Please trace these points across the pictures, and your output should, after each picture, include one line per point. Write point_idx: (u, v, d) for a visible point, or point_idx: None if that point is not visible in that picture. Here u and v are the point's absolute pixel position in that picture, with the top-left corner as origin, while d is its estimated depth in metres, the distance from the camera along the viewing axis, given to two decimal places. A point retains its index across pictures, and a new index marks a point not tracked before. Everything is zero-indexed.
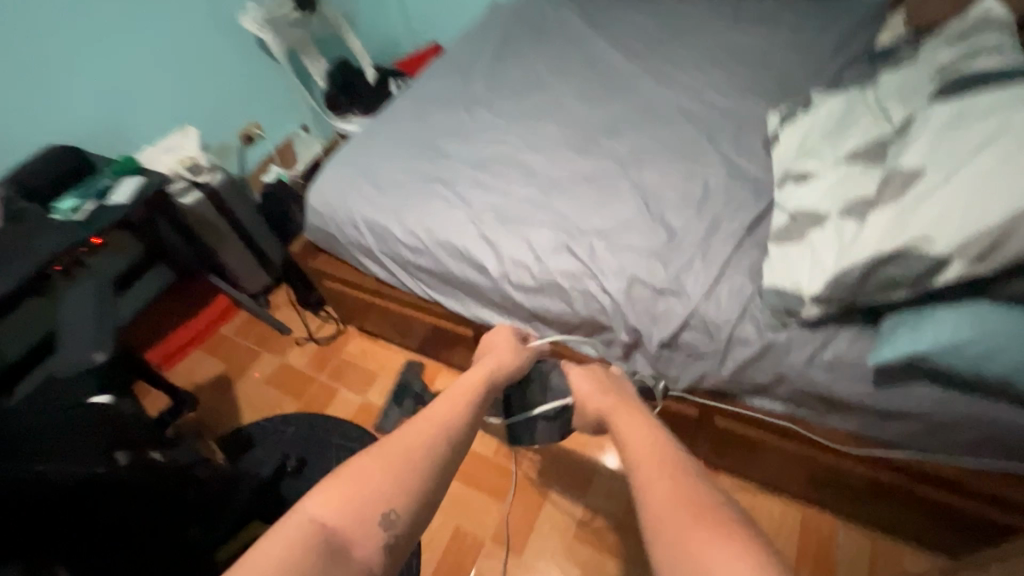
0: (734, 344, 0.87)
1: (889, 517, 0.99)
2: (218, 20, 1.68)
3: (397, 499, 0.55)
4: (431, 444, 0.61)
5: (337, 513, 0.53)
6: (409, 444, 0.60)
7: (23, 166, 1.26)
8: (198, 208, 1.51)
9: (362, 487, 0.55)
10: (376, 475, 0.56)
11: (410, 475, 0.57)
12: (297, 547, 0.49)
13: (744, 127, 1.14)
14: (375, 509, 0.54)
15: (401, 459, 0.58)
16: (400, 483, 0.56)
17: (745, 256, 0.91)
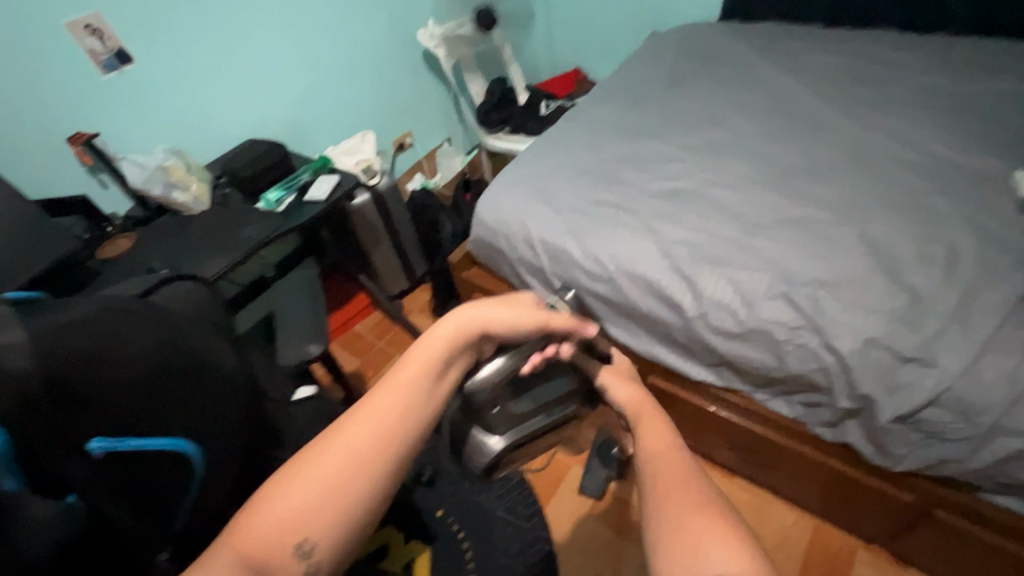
0: (997, 433, 0.76)
1: None
2: (398, 37, 1.77)
3: (317, 528, 0.51)
4: (366, 459, 0.54)
5: (276, 536, 0.51)
6: (331, 466, 0.53)
7: (231, 158, 1.34)
8: (364, 210, 1.56)
9: (292, 514, 0.51)
10: (298, 505, 0.52)
11: (335, 504, 0.52)
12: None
13: (982, 185, 1.02)
14: (293, 536, 0.51)
15: (328, 488, 0.52)
16: (323, 520, 0.51)
17: (1015, 334, 0.79)
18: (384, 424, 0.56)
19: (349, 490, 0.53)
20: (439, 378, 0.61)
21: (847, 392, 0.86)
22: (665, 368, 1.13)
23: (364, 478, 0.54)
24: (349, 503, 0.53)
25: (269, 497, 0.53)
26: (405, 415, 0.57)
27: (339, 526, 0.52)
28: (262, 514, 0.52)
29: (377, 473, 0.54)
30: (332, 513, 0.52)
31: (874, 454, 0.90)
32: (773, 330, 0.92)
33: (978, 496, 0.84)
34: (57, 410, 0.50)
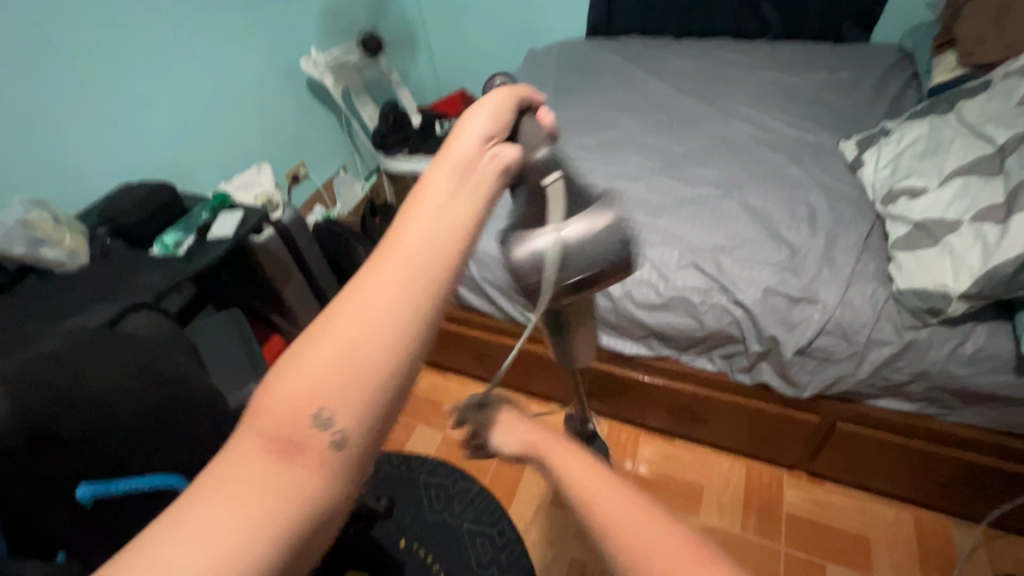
0: (871, 345, 0.93)
1: (1005, 511, 1.06)
2: (277, 67, 1.71)
3: (348, 392, 0.29)
4: (406, 284, 0.31)
5: (297, 417, 0.29)
6: (367, 302, 0.31)
7: (108, 201, 1.21)
8: (270, 245, 1.42)
9: (315, 378, 0.29)
10: (323, 363, 0.30)
11: (369, 356, 0.30)
12: (234, 497, 0.27)
13: (822, 154, 1.25)
14: (311, 406, 0.29)
15: (357, 338, 0.30)
16: (359, 380, 0.29)
17: (869, 265, 0.98)
18: (435, 226, 0.33)
19: (391, 333, 0.30)
20: (487, 157, 0.37)
21: (757, 336, 1.00)
22: (601, 350, 1.21)
23: (420, 307, 0.31)
24: (392, 356, 0.30)
25: (283, 363, 0.31)
26: (456, 215, 0.34)
27: (381, 390, 0.30)
28: (276, 383, 0.30)
29: (430, 304, 0.32)
30: (369, 372, 0.30)
31: (784, 386, 1.04)
32: (689, 295, 1.03)
33: (866, 404, 1.02)
34: (31, 453, 0.53)
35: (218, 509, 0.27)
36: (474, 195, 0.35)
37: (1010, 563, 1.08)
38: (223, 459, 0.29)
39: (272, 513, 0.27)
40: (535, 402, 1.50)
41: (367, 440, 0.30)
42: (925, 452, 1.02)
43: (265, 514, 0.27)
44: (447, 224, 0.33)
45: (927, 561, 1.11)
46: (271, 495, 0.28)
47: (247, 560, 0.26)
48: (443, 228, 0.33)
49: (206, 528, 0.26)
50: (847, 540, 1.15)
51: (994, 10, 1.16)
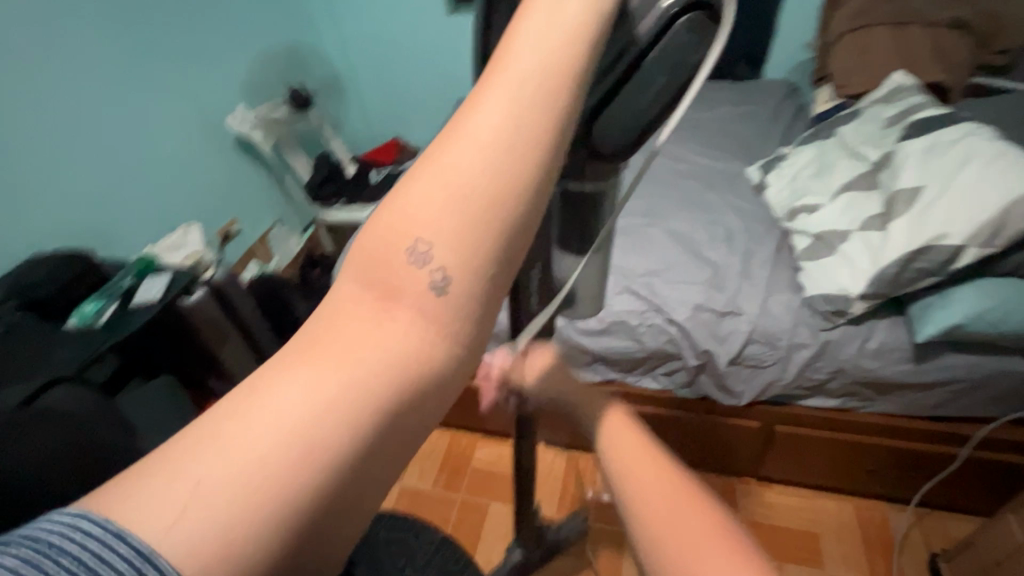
0: (794, 349, 1.01)
1: (929, 490, 1.15)
2: (204, 125, 1.67)
3: (443, 226, 0.25)
4: (509, 107, 0.26)
5: (401, 259, 0.26)
6: (465, 131, 0.26)
7: (18, 273, 1.12)
8: (202, 305, 1.29)
9: (414, 211, 0.26)
10: (422, 194, 0.26)
11: (468, 185, 0.25)
12: (331, 346, 0.26)
13: (731, 180, 1.37)
14: (408, 246, 0.26)
15: (456, 166, 0.26)
16: (462, 217, 0.25)
17: (782, 275, 1.08)
18: (536, 41, 0.27)
19: (499, 157, 0.25)
20: None
21: (693, 351, 1.06)
22: (551, 380, 1.24)
23: (533, 127, 0.26)
24: (499, 184, 0.25)
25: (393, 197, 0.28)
26: (575, 21, 0.27)
27: (487, 229, 0.25)
28: (385, 217, 0.27)
29: (544, 123, 0.26)
30: (471, 204, 0.25)
31: (723, 396, 1.10)
32: (628, 318, 1.09)
33: (799, 404, 1.09)
34: None
35: (322, 358, 0.25)
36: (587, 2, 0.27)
37: (940, 536, 1.17)
38: (326, 309, 0.27)
39: (368, 365, 0.25)
40: (492, 440, 1.49)
41: (472, 289, 0.26)
42: (854, 444, 1.11)
43: (363, 365, 0.25)
44: (551, 42, 0.26)
45: (871, 548, 1.17)
46: (371, 346, 0.25)
47: (346, 410, 0.24)
48: (556, 28, 0.26)
49: (301, 377, 0.25)
50: (799, 537, 1.21)
51: (855, 49, 1.34)
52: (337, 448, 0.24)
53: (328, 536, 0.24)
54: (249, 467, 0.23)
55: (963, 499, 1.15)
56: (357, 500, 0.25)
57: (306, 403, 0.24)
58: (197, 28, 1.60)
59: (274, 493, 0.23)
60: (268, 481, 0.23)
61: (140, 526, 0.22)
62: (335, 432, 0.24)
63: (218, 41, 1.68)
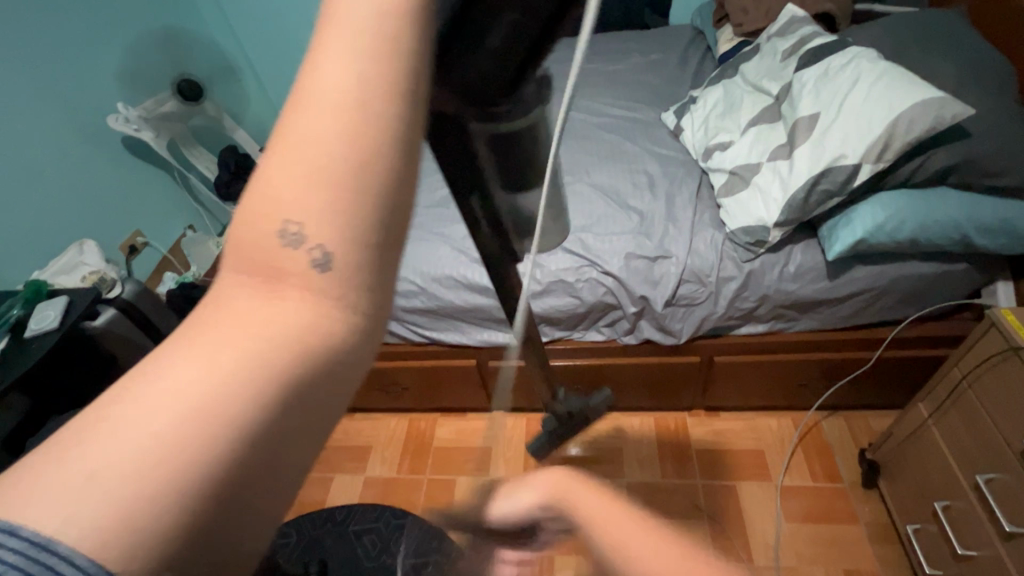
0: (722, 283, 1.06)
1: (852, 393, 1.26)
2: (81, 129, 1.50)
3: (311, 195, 0.24)
4: (355, 61, 0.24)
5: (278, 230, 0.24)
6: (314, 95, 0.24)
7: None
8: (114, 327, 1.21)
9: (280, 190, 0.24)
10: (286, 162, 0.24)
11: (327, 151, 0.23)
12: (206, 346, 0.23)
13: (648, 128, 1.39)
14: (276, 221, 0.24)
15: (315, 130, 0.24)
16: (330, 180, 0.23)
17: (705, 213, 1.11)
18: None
19: (362, 116, 0.24)
20: None
21: (631, 298, 1.09)
22: (499, 348, 1.24)
23: (392, 77, 0.24)
24: (363, 139, 0.23)
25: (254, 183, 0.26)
26: None
27: (359, 196, 0.24)
28: (246, 211, 0.25)
29: (403, 69, 0.24)
30: (341, 163, 0.23)
31: (662, 337, 1.15)
32: (565, 276, 1.10)
33: (733, 333, 1.15)
34: None
35: (197, 354, 0.23)
36: None
37: (865, 433, 1.30)
38: (205, 301, 0.25)
39: (256, 349, 0.23)
40: (450, 417, 1.49)
41: (356, 255, 0.24)
42: (784, 362, 1.19)
43: (242, 360, 0.23)
44: None
45: (809, 454, 1.28)
46: (256, 329, 0.24)
47: (236, 402, 0.22)
48: None
49: (185, 368, 0.23)
50: (747, 456, 1.30)
51: None
52: (232, 438, 0.22)
53: (240, 534, 0.22)
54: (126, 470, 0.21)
55: (881, 397, 1.27)
56: (262, 496, 0.23)
57: (194, 396, 0.22)
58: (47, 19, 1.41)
59: (165, 494, 0.21)
60: (148, 491, 0.21)
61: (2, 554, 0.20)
62: (226, 422, 0.22)
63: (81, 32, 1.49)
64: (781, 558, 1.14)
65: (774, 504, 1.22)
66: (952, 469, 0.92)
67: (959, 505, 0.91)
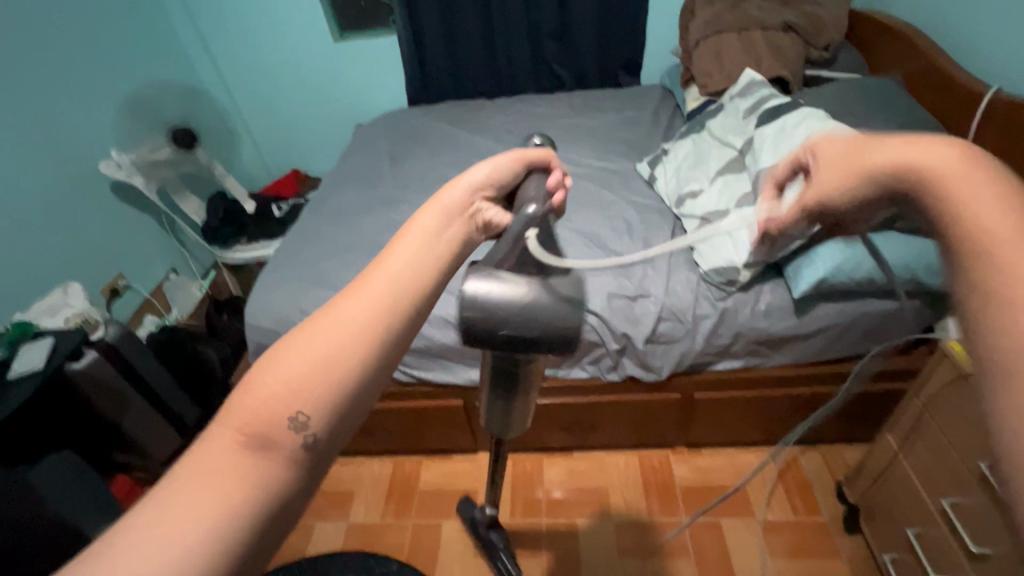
0: (698, 321, 1.12)
1: (826, 427, 1.31)
2: (72, 175, 1.53)
3: (312, 396, 0.33)
4: (369, 316, 0.35)
5: (262, 403, 0.32)
6: (333, 330, 0.34)
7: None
8: (95, 370, 1.22)
9: (286, 383, 0.33)
10: (300, 368, 0.33)
11: (331, 371, 0.33)
12: (202, 492, 0.31)
13: (625, 177, 1.49)
14: (282, 407, 0.32)
15: (327, 357, 0.34)
16: (328, 388, 0.33)
17: (680, 255, 1.19)
18: (394, 271, 0.37)
19: (362, 348, 0.34)
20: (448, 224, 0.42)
21: (613, 336, 1.14)
22: None
23: (389, 325, 0.35)
24: (359, 368, 0.34)
25: (257, 371, 0.34)
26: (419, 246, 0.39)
27: (342, 400, 0.34)
28: (251, 389, 0.34)
29: (397, 320, 0.36)
30: (340, 377, 0.33)
31: (644, 374, 1.19)
32: None
33: (711, 369, 1.20)
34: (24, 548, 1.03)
35: (195, 499, 0.30)
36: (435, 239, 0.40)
37: (841, 466, 1.34)
38: (202, 449, 0.33)
39: (240, 499, 0.31)
40: (436, 458, 1.48)
41: (331, 439, 0.33)
42: (760, 396, 1.24)
43: (231, 506, 0.31)
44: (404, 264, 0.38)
45: (789, 489, 1.31)
46: (241, 483, 0.31)
47: (218, 541, 0.30)
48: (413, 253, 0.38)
49: (178, 506, 0.30)
50: (729, 492, 1.32)
51: (712, 53, 1.52)
52: (207, 570, 0.29)
53: None
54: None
55: (854, 430, 1.32)
56: None
57: (189, 532, 0.29)
58: (47, 73, 1.46)
59: None
60: None
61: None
62: (201, 556, 0.29)
63: (79, 84, 1.55)
64: None
65: (758, 540, 1.24)
66: (922, 497, 0.97)
67: (930, 531, 0.95)
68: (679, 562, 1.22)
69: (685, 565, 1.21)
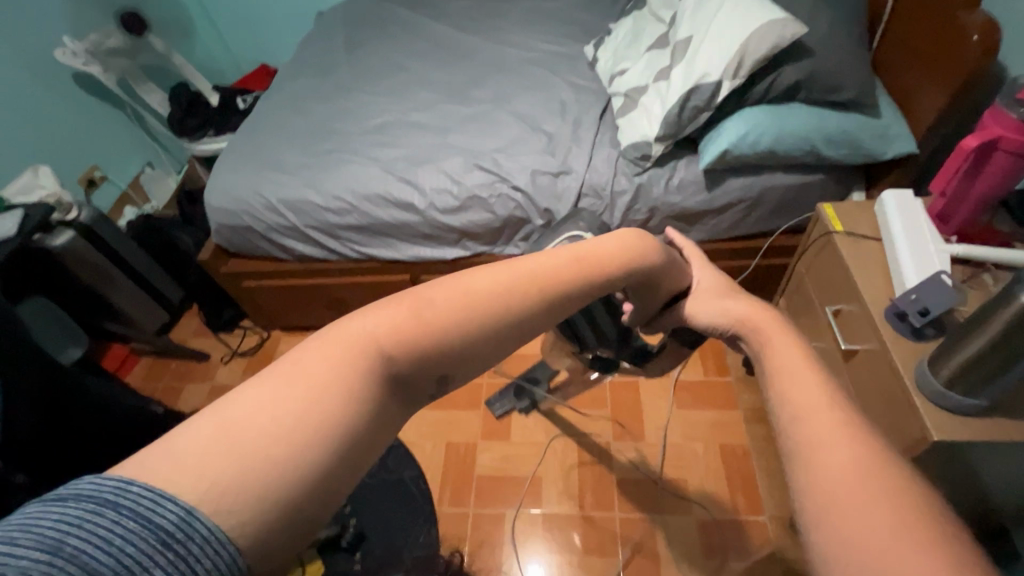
0: (616, 196, 1.18)
1: (744, 302, 1.43)
2: (30, 62, 1.56)
3: (464, 341, 0.35)
4: (543, 290, 0.38)
5: (405, 335, 0.34)
6: (499, 290, 0.37)
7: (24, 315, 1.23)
8: (75, 247, 1.37)
9: (441, 316, 0.35)
10: (464, 305, 0.35)
11: (491, 327, 0.36)
12: (342, 381, 0.31)
13: (572, 61, 1.48)
14: (437, 344, 0.34)
15: (487, 315, 0.36)
16: (480, 342, 0.36)
17: (605, 134, 1.24)
18: (572, 260, 0.41)
19: (523, 318, 0.37)
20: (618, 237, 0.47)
21: (537, 211, 1.21)
22: (428, 263, 1.37)
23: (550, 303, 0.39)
24: (511, 330, 0.37)
25: (411, 297, 0.36)
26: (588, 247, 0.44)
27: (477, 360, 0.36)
28: (410, 305, 0.35)
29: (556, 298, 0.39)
30: (497, 332, 0.36)
31: None
32: (479, 192, 1.22)
33: None
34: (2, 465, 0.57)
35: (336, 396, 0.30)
36: (607, 241, 0.45)
37: None
38: (351, 337, 0.33)
39: (364, 410, 0.31)
40: None
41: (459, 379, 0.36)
42: None
43: (364, 414, 0.31)
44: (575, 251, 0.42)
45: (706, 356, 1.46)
46: (372, 396, 0.32)
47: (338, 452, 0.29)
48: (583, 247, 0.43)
49: (292, 392, 0.30)
50: None
51: None
52: (326, 472, 0.29)
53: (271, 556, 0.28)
54: (225, 459, 0.27)
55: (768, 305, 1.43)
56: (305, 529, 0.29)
57: (329, 424, 0.29)
58: None
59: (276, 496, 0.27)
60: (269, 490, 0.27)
61: (162, 512, 0.25)
62: (324, 460, 0.29)
63: None
64: (670, 437, 1.33)
65: (670, 396, 1.40)
66: None
67: None
68: (599, 413, 1.39)
69: (602, 415, 1.38)
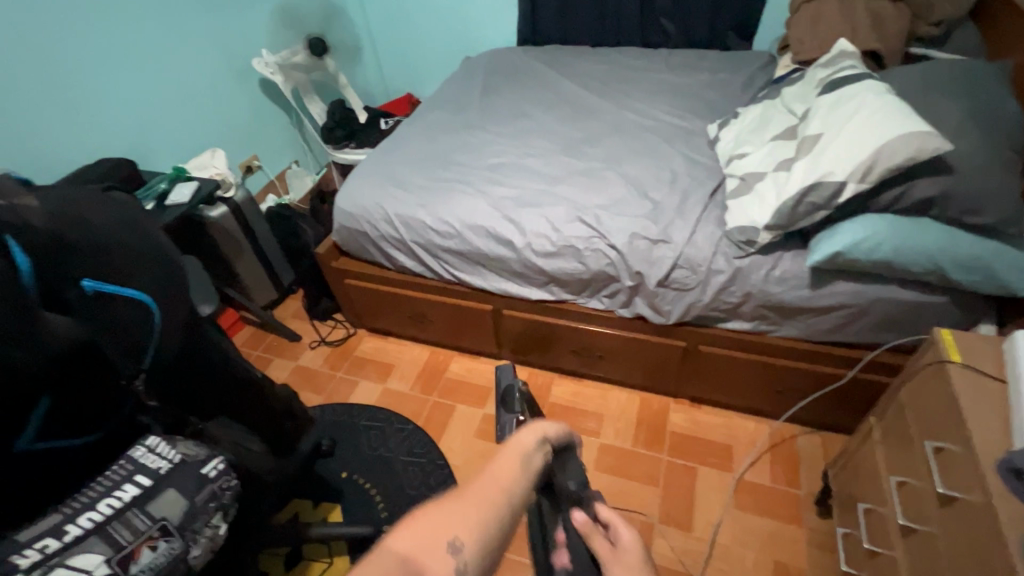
0: (711, 275, 1.17)
1: (831, 413, 1.32)
2: (230, 66, 1.88)
3: (462, 524, 0.38)
4: (505, 485, 0.42)
5: (418, 536, 0.37)
6: (475, 493, 0.41)
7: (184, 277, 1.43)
8: (224, 221, 1.62)
9: (437, 517, 0.38)
10: (458, 507, 0.39)
11: (482, 517, 0.39)
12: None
13: (691, 136, 1.51)
14: (447, 535, 0.37)
15: (475, 508, 0.40)
16: (482, 523, 0.39)
17: (711, 213, 1.24)
18: (518, 467, 0.45)
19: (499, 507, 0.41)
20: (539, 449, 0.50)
21: (627, 272, 1.23)
22: (513, 298, 1.43)
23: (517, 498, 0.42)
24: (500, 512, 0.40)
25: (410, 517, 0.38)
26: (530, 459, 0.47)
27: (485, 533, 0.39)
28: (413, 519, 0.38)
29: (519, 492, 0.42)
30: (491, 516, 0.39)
31: (653, 316, 1.28)
32: (576, 243, 1.27)
33: (719, 326, 1.25)
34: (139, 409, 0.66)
35: None
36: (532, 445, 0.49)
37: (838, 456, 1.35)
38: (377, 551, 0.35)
39: None
40: (465, 355, 1.71)
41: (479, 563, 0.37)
42: (766, 365, 1.27)
43: None
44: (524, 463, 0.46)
45: (776, 459, 1.36)
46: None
47: None
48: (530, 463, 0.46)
49: None
50: (714, 445, 1.40)
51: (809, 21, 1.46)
52: None
53: None
54: None
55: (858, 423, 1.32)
56: None
57: None
58: None
59: None
60: None
61: None
62: None
63: None
64: (718, 536, 1.24)
65: (727, 492, 1.31)
66: (880, 478, 0.98)
67: (878, 509, 0.97)
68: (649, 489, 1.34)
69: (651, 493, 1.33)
